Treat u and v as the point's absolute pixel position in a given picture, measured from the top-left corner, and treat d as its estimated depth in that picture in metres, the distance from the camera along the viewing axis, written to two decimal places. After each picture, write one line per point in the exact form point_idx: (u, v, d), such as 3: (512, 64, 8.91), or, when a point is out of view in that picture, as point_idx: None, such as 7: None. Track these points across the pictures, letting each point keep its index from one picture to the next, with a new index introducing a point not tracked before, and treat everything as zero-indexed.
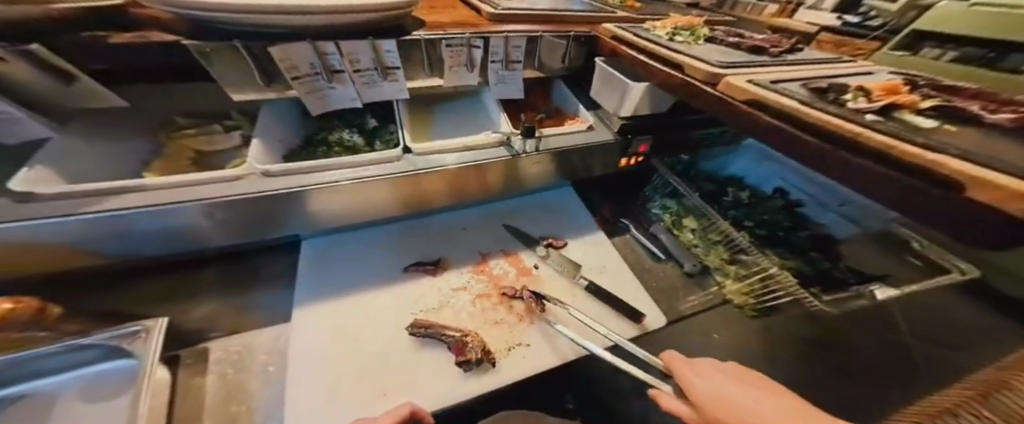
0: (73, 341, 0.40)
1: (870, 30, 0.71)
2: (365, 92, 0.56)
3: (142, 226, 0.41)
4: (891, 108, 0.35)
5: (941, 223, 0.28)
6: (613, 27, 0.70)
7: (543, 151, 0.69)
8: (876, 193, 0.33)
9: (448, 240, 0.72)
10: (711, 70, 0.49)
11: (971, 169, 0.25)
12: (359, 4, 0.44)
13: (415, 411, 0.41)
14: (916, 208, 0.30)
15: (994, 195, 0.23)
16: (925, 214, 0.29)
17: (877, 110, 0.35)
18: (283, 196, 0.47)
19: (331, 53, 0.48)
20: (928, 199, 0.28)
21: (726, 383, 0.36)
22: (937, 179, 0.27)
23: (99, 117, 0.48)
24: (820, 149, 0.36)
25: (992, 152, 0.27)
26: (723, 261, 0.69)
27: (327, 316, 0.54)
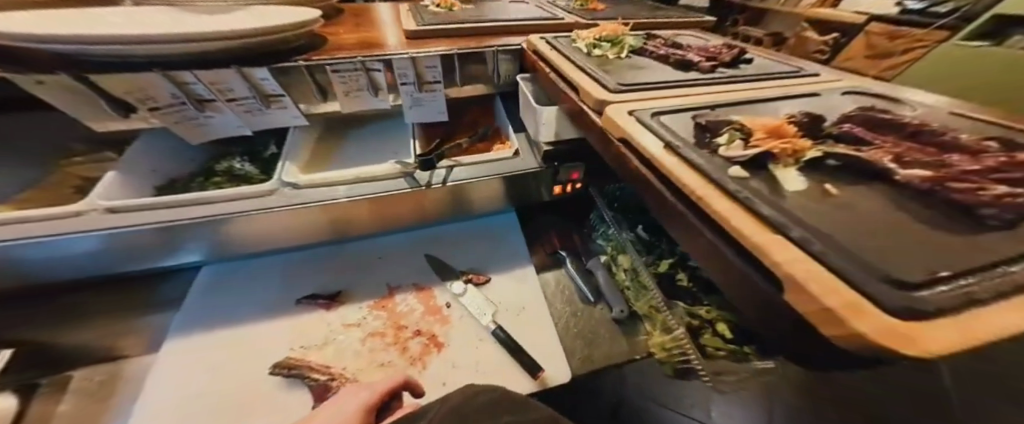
0: None
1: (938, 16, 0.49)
2: (248, 119, 0.55)
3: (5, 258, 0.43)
4: (766, 158, 0.25)
5: (779, 331, 0.20)
6: (537, 39, 0.62)
7: (451, 184, 0.63)
8: (720, 278, 0.25)
9: (357, 269, 0.68)
10: (598, 96, 0.40)
11: (799, 267, 0.17)
12: (201, 32, 0.41)
13: (409, 382, 0.46)
14: (757, 308, 0.21)
15: (810, 308, 0.17)
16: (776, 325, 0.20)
17: (747, 162, 0.26)
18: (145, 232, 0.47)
19: (192, 82, 0.46)
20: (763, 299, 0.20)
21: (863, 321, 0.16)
22: (770, 274, 0.20)
23: None
24: (675, 210, 0.28)
25: (843, 241, 0.19)
26: (652, 309, 0.60)
27: (201, 349, 0.53)
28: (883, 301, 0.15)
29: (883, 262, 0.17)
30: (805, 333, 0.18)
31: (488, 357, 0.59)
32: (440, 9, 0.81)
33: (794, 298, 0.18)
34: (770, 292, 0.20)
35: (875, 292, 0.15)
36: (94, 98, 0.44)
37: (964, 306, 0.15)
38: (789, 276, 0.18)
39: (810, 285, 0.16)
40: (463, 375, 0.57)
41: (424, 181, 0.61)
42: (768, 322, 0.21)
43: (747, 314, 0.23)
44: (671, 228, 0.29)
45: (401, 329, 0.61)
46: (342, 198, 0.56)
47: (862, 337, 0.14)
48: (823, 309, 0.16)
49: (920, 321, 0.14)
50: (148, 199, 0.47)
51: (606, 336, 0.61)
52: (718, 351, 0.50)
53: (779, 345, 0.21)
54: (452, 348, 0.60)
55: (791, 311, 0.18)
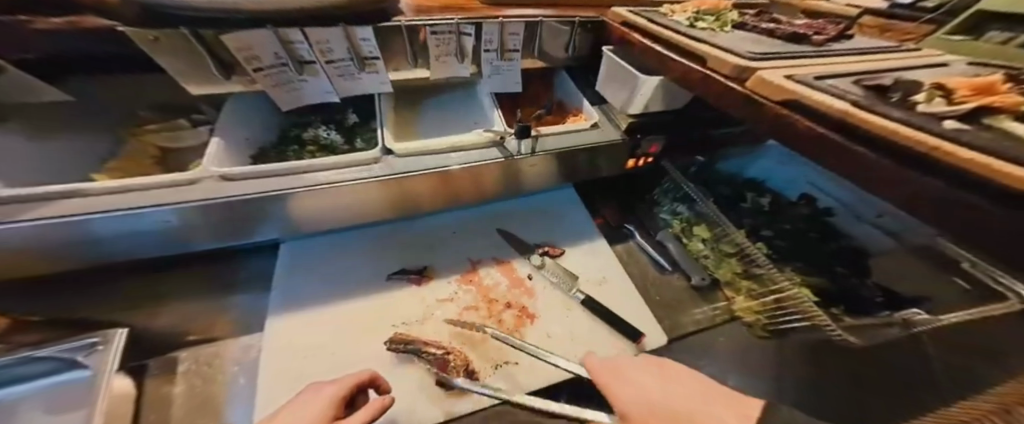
0: (27, 353, 0.41)
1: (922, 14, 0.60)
2: (342, 85, 0.51)
3: (107, 230, 0.40)
4: (983, 112, 0.26)
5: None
6: (625, 11, 0.63)
7: (540, 153, 0.64)
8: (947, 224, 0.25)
9: (434, 246, 0.69)
10: (738, 63, 0.41)
11: None
12: None
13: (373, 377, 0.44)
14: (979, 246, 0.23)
15: None
16: None
17: (958, 116, 0.26)
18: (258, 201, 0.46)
19: (299, 41, 0.43)
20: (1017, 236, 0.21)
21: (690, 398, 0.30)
22: None
23: (46, 114, 0.48)
24: (865, 161, 0.29)
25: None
26: (734, 275, 0.64)
27: (302, 325, 0.53)
28: None
29: None
30: None
31: (579, 323, 0.61)
32: None
33: None
34: None
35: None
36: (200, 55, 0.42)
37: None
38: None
39: None
40: (561, 343, 0.58)
41: (513, 150, 0.62)
42: None
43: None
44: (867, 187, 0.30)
45: (492, 302, 0.62)
46: (446, 165, 0.57)
47: None
48: None
49: None
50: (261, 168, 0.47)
51: (686, 300, 0.65)
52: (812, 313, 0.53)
53: None
54: (542, 319, 0.61)
55: None
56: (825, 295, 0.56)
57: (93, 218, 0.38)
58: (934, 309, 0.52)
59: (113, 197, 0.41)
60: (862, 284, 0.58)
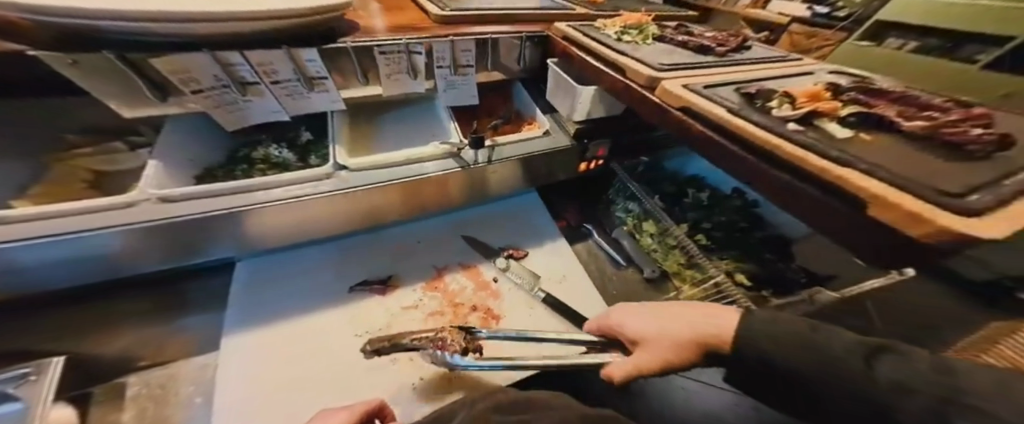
0: None
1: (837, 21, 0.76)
2: (291, 104, 0.52)
3: (41, 259, 0.39)
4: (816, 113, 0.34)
5: (857, 240, 0.28)
6: (565, 26, 0.70)
7: (496, 162, 0.68)
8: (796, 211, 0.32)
9: (402, 255, 0.70)
10: (650, 74, 0.48)
11: (874, 188, 0.25)
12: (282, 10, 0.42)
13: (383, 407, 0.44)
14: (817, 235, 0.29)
15: (893, 219, 0.24)
16: (847, 236, 0.28)
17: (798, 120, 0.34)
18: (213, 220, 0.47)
19: (239, 64, 0.43)
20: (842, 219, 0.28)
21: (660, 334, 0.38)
22: (846, 197, 0.27)
23: None
24: (747, 162, 0.35)
25: (907, 168, 0.27)
26: (679, 266, 0.70)
27: (265, 341, 0.53)
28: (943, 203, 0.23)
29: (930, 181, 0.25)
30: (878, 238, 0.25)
31: (542, 321, 0.65)
32: None
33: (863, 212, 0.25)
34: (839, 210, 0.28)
35: (940, 199, 0.23)
36: (128, 78, 0.40)
37: (1000, 204, 0.22)
38: (872, 195, 0.25)
39: (888, 197, 0.24)
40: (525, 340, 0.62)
41: (469, 160, 0.65)
42: (846, 233, 0.28)
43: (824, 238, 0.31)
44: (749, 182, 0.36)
45: (458, 306, 0.65)
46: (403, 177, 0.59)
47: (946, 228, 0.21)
48: (908, 215, 0.23)
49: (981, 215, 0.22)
50: (215, 186, 0.48)
51: (641, 293, 0.71)
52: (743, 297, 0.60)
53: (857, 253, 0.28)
54: (507, 318, 0.65)
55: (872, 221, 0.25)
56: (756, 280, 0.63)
57: (26, 245, 0.37)
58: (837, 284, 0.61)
59: (48, 221, 0.39)
60: (787, 267, 0.66)
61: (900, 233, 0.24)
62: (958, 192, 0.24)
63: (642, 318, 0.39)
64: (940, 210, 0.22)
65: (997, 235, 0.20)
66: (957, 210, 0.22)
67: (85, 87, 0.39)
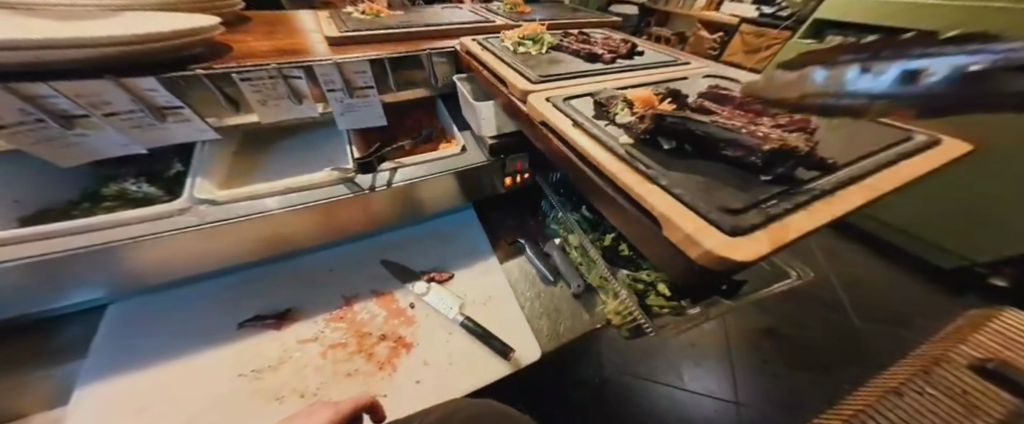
0: None
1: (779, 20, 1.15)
2: (140, 135, 0.49)
3: None
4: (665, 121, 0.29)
5: (669, 258, 0.26)
6: (469, 41, 0.68)
7: (399, 184, 0.63)
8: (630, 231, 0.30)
9: (313, 285, 0.66)
10: (521, 87, 0.47)
11: (665, 207, 0.24)
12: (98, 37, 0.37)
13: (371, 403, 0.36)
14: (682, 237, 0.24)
15: (676, 237, 0.23)
16: (669, 257, 0.26)
17: (642, 135, 0.31)
18: (45, 263, 0.43)
19: (51, 96, 0.39)
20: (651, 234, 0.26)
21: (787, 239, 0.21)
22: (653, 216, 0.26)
23: None
24: (586, 177, 0.34)
25: (709, 183, 0.26)
26: (602, 280, 0.67)
27: (121, 392, 0.48)
28: (720, 222, 0.22)
29: (721, 197, 0.24)
30: None
31: (459, 347, 0.62)
32: (368, 15, 0.83)
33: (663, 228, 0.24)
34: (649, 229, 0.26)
35: (716, 215, 0.22)
36: None
37: (770, 219, 0.22)
38: (662, 215, 0.24)
39: (673, 217, 0.23)
40: (437, 369, 0.59)
41: (366, 185, 0.61)
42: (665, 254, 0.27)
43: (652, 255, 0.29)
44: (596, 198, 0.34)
45: (365, 336, 0.61)
46: (290, 206, 0.55)
47: (708, 250, 0.21)
48: (682, 235, 0.22)
49: (744, 234, 0.21)
50: (59, 225, 0.44)
51: (567, 312, 0.68)
52: (662, 309, 0.59)
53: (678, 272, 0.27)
54: (421, 346, 0.62)
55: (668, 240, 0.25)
56: (676, 289, 0.61)
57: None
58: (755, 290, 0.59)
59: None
60: None
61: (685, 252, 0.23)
62: (733, 205, 0.23)
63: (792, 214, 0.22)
64: (713, 231, 0.21)
65: (748, 256, 0.20)
66: (723, 228, 0.21)
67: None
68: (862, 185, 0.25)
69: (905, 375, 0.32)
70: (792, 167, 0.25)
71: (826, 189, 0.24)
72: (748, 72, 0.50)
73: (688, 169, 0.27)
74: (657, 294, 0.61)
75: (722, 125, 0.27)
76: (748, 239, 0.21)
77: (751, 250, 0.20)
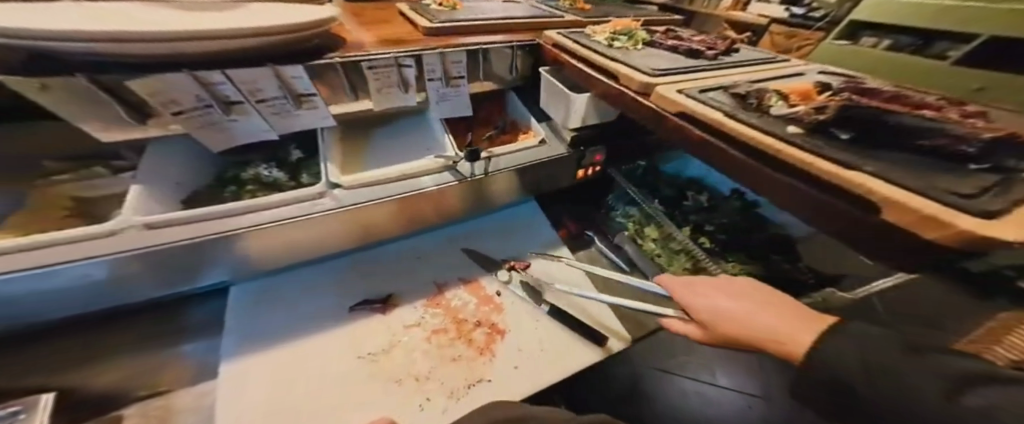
0: None
1: (814, 21, 0.98)
2: (278, 122, 0.51)
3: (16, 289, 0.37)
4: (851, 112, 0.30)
5: (869, 245, 0.27)
6: (556, 35, 0.70)
7: (495, 172, 0.67)
8: (808, 220, 0.31)
9: (402, 272, 0.69)
10: (642, 79, 0.48)
11: (888, 191, 0.24)
12: (255, 27, 0.39)
13: None
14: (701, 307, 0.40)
15: (911, 222, 0.23)
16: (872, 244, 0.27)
17: (815, 125, 0.32)
18: (203, 244, 0.45)
19: (221, 83, 0.41)
20: (849, 224, 0.28)
21: (724, 300, 0.38)
22: (857, 200, 0.27)
23: None
24: (745, 166, 0.35)
25: (915, 166, 0.27)
26: (685, 271, 0.69)
27: (257, 369, 0.50)
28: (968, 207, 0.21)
29: (944, 181, 0.24)
30: (895, 239, 0.25)
31: (548, 335, 0.64)
32: (443, 7, 0.84)
33: (886, 214, 0.24)
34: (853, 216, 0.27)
35: (956, 199, 0.22)
36: (103, 103, 0.38)
37: (1014, 205, 0.22)
38: (885, 198, 0.24)
39: (902, 200, 0.23)
40: (532, 355, 0.61)
41: (466, 172, 0.64)
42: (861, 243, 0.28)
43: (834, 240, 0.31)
44: (756, 190, 0.35)
45: (462, 323, 0.63)
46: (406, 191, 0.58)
47: (964, 232, 0.20)
48: (924, 218, 0.22)
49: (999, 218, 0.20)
50: (206, 208, 0.47)
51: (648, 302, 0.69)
52: None
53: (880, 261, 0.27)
54: (513, 333, 0.64)
55: (890, 226, 0.24)
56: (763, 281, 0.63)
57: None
58: (849, 287, 0.60)
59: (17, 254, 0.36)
60: (795, 267, 0.65)
61: (918, 237, 0.23)
62: (967, 190, 0.23)
63: (711, 311, 0.38)
64: (959, 213, 0.21)
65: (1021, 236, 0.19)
66: (968, 210, 0.21)
67: (60, 112, 0.38)
68: None
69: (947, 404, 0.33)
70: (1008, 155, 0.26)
71: None
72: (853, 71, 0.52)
73: (884, 155, 0.29)
74: None
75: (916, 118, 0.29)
76: (1011, 225, 0.20)
77: (1021, 232, 0.19)
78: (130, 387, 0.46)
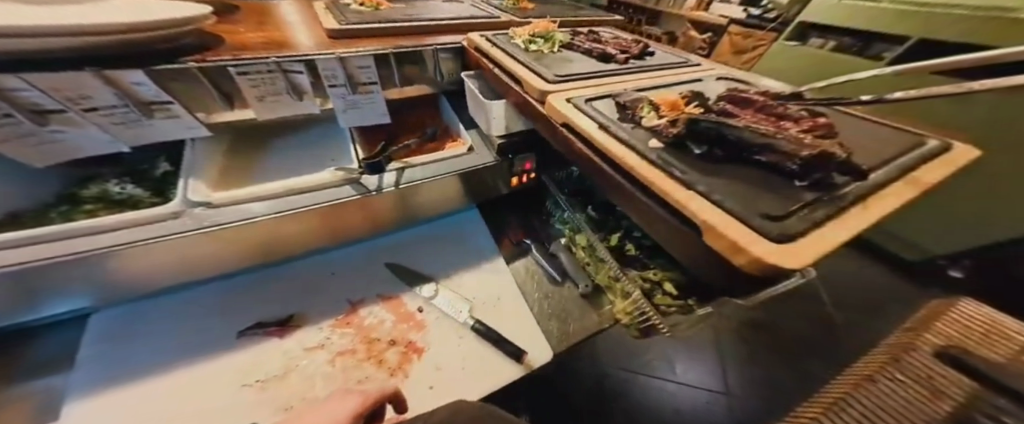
0: None
1: (767, 22, 0.94)
2: (123, 132, 0.45)
3: None
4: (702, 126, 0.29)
5: (707, 265, 0.26)
6: (477, 36, 0.67)
7: (405, 186, 0.62)
8: (665, 239, 0.30)
9: (312, 290, 0.64)
10: (539, 88, 0.46)
11: (705, 212, 0.23)
12: (74, 24, 0.32)
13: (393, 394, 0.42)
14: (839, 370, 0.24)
15: (720, 244, 0.22)
16: (710, 267, 0.26)
17: (674, 140, 0.31)
18: (27, 273, 0.39)
19: (24, 90, 0.35)
20: (689, 243, 0.27)
21: None
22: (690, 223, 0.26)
23: None
24: (612, 179, 0.34)
25: (747, 186, 0.26)
26: (610, 280, 0.69)
27: (111, 408, 0.45)
28: (771, 234, 0.21)
29: (762, 205, 0.24)
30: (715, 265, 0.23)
31: (468, 351, 0.61)
32: (366, 6, 0.79)
33: (705, 236, 0.23)
34: (692, 238, 0.26)
35: (761, 221, 0.22)
36: None
37: (815, 225, 0.21)
38: (703, 221, 0.23)
39: (715, 223, 0.22)
40: (448, 373, 0.58)
41: (371, 186, 0.59)
42: (700, 265, 0.27)
43: (685, 260, 0.29)
44: (627, 208, 0.34)
45: (374, 343, 0.60)
46: (295, 208, 0.53)
47: (757, 258, 0.20)
48: (728, 240, 0.21)
49: (791, 241, 0.20)
50: (52, 227, 0.42)
51: (575, 310, 0.68)
52: (670, 308, 0.60)
53: (717, 285, 0.26)
54: (431, 350, 0.61)
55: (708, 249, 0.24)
56: (683, 288, 0.63)
57: None
58: None
59: None
60: None
61: (728, 261, 0.22)
62: (775, 212, 0.23)
63: None
64: (760, 238, 0.21)
65: (799, 263, 0.19)
66: (763, 234, 0.21)
67: None
68: (891, 190, 0.25)
69: (875, 366, 0.27)
70: (830, 170, 0.25)
71: (861, 193, 0.24)
72: (755, 76, 0.52)
73: (725, 174, 0.28)
74: (664, 293, 0.63)
75: (756, 130, 0.28)
76: (798, 250, 0.19)
77: (799, 257, 0.19)
78: None
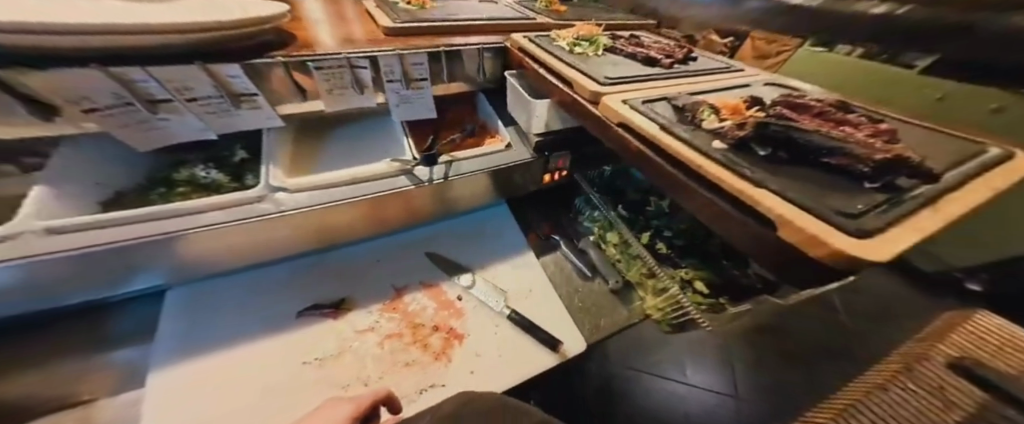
0: None
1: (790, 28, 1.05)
2: (214, 121, 0.49)
3: None
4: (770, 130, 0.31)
5: (777, 259, 0.28)
6: (520, 38, 0.70)
7: (454, 177, 0.66)
8: (731, 235, 0.32)
9: (358, 275, 0.68)
10: (592, 89, 0.48)
11: (781, 208, 0.26)
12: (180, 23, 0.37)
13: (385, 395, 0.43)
14: None
15: (799, 237, 0.24)
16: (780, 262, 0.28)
17: (738, 141, 0.33)
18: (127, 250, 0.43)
19: (145, 81, 0.39)
20: (759, 237, 0.28)
21: None
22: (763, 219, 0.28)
23: None
24: (674, 179, 0.36)
25: (817, 187, 0.28)
26: (642, 276, 0.71)
27: (192, 378, 0.49)
28: (851, 230, 0.23)
29: (837, 205, 0.25)
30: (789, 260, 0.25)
31: (505, 339, 0.64)
32: (411, 5, 0.83)
33: (780, 231, 0.26)
34: (763, 233, 0.28)
35: (838, 218, 0.24)
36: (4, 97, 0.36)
37: (889, 224, 0.23)
38: (781, 217, 0.25)
39: (794, 219, 0.24)
40: (488, 359, 0.61)
41: (423, 177, 0.63)
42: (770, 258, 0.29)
43: (747, 252, 0.31)
44: (688, 204, 0.36)
45: (418, 328, 0.63)
46: (359, 195, 0.57)
47: (839, 251, 0.22)
48: (806, 233, 0.23)
49: (869, 236, 0.22)
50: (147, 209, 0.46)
51: (607, 305, 0.71)
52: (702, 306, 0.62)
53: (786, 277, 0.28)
54: (471, 337, 0.64)
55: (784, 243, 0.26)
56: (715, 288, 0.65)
57: None
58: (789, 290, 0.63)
59: None
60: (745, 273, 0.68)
61: (803, 253, 0.25)
62: (851, 210, 0.25)
63: None
64: (840, 233, 0.23)
65: (882, 256, 0.21)
66: (843, 229, 0.23)
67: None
68: (958, 194, 0.26)
69: None
70: (898, 173, 0.27)
71: (930, 196, 0.26)
72: (800, 82, 0.54)
73: (793, 174, 0.29)
74: (695, 291, 0.65)
75: (825, 135, 0.29)
76: (879, 245, 0.22)
77: (880, 250, 0.21)
78: (55, 397, 0.47)
